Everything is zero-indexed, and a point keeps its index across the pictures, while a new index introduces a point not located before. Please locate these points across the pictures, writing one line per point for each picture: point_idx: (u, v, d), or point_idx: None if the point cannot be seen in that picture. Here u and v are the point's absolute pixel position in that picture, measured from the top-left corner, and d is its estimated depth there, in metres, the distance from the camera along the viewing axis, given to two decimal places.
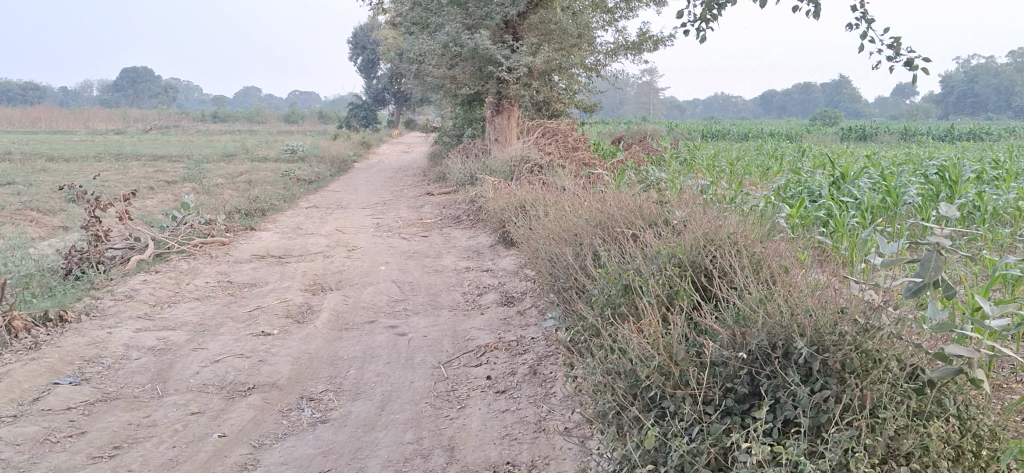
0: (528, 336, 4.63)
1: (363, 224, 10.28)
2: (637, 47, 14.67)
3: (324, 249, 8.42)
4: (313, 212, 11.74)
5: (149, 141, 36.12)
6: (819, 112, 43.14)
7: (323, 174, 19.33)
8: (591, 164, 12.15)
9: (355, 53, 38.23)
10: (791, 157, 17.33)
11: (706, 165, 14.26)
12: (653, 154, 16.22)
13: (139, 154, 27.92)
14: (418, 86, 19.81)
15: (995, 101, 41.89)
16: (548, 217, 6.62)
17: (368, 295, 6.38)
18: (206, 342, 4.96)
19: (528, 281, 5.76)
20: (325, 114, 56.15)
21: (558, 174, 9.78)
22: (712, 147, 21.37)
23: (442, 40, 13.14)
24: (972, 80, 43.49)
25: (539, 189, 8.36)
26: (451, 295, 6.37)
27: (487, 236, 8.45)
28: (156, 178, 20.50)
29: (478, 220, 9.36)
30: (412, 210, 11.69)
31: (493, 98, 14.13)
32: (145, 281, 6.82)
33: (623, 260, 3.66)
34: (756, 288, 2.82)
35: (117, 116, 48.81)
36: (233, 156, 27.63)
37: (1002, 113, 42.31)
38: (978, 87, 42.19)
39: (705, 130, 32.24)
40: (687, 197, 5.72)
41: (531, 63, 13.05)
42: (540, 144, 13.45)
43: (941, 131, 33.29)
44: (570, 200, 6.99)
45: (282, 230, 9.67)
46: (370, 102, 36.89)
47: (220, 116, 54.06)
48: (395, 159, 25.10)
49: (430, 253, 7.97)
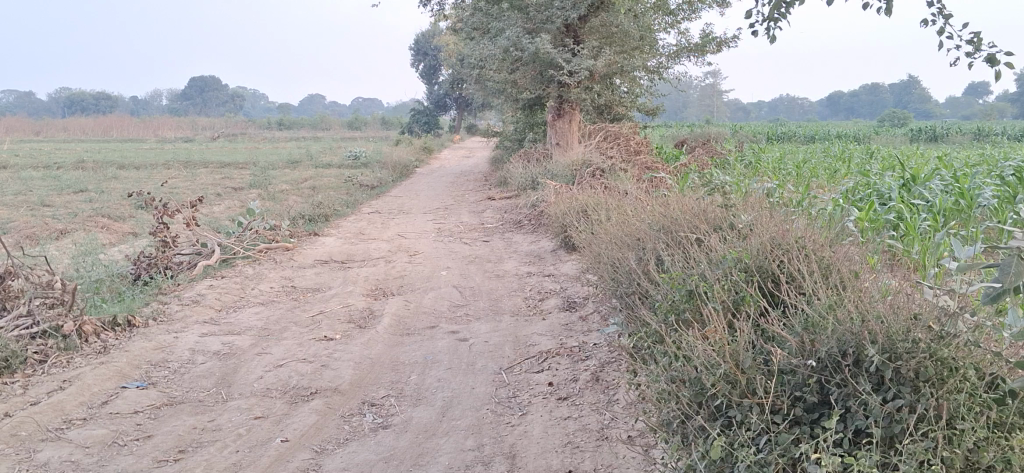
0: (590, 342, 4.58)
1: (425, 228, 10.34)
2: (700, 49, 14.49)
3: (386, 254, 8.46)
4: (376, 217, 11.83)
5: (216, 149, 36.85)
6: (887, 113, 42.30)
7: (386, 180, 19.49)
8: (654, 167, 12.06)
9: (418, 59, 38.59)
10: (859, 159, 17.02)
11: (771, 168, 14.05)
12: (717, 157, 16.05)
13: (207, 161, 28.52)
14: (479, 91, 19.86)
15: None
16: (610, 221, 6.57)
17: (429, 300, 6.39)
18: (270, 346, 5.00)
19: (590, 285, 5.71)
20: (388, 120, 56.74)
21: (621, 178, 9.72)
22: (776, 150, 21.05)
23: (503, 44, 13.14)
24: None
25: (601, 193, 8.31)
26: (512, 300, 6.35)
27: (549, 241, 8.41)
28: (222, 184, 20.85)
29: (539, 225, 9.33)
30: (474, 214, 11.70)
31: (555, 102, 14.12)
32: (211, 286, 6.92)
33: (687, 264, 3.59)
34: (825, 294, 2.73)
35: (186, 124, 49.90)
36: (298, 162, 28.04)
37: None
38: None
39: (770, 133, 31.80)
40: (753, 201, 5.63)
41: (593, 67, 12.99)
42: (602, 148, 13.40)
43: (1016, 131, 32.39)
44: (632, 204, 6.94)
45: (345, 236, 9.75)
46: (432, 108, 37.18)
47: (286, 123, 54.90)
48: (456, 164, 25.25)
49: (492, 258, 7.96)
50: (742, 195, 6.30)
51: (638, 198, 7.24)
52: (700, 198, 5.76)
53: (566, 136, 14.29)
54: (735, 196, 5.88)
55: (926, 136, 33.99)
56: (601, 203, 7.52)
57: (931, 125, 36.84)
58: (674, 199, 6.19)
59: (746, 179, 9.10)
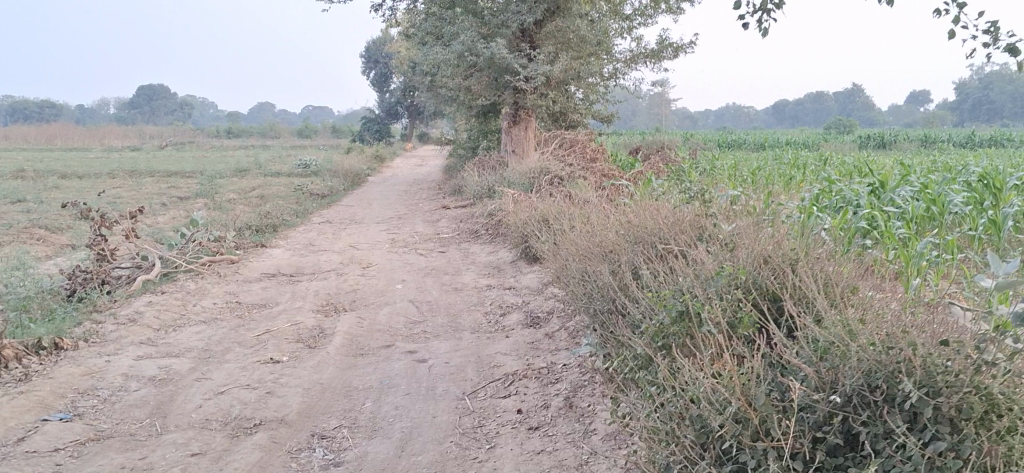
0: (559, 363, 4.25)
1: (378, 239, 9.93)
2: (657, 54, 14.25)
3: (337, 267, 8.05)
4: (326, 227, 11.39)
5: (161, 157, 35.96)
6: (835, 121, 42.82)
7: (337, 189, 19.02)
8: (612, 175, 11.80)
9: (369, 66, 38.10)
10: (814, 166, 16.98)
11: (727, 175, 13.89)
12: (673, 165, 15.88)
13: (152, 170, 27.73)
14: (432, 97, 19.46)
15: (1011, 108, 41.62)
16: (574, 231, 6.24)
17: (384, 317, 6.00)
18: (210, 370, 4.58)
19: (556, 299, 5.39)
20: (339, 128, 56.08)
21: (581, 186, 9.40)
22: (731, 157, 20.92)
23: (457, 49, 12.77)
24: (988, 88, 43.14)
25: (562, 201, 7.99)
26: (471, 316, 6.00)
27: (507, 251, 8.07)
28: (167, 194, 20.22)
29: (497, 235, 8.98)
30: (428, 224, 11.32)
31: (510, 109, 13.80)
32: (150, 302, 6.45)
33: (670, 279, 3.28)
34: (837, 318, 2.46)
35: (131, 133, 48.77)
36: (245, 171, 27.38)
37: (1017, 120, 42.05)
38: (994, 94, 41.88)
39: (721, 140, 31.84)
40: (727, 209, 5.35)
41: (550, 72, 12.69)
42: (559, 155, 13.12)
43: (961, 138, 32.84)
44: (598, 212, 6.62)
45: (294, 247, 9.30)
46: (384, 116, 36.72)
47: (236, 131, 53.91)
48: (408, 172, 24.84)
49: (449, 270, 7.59)
50: (710, 201, 6.02)
51: (603, 207, 6.92)
52: (669, 205, 5.46)
53: (522, 143, 13.98)
54: (707, 203, 5.60)
55: (874, 143, 34.25)
56: (564, 212, 7.19)
57: (879, 133, 37.20)
58: (640, 206, 5.90)
59: (708, 186, 8.85)
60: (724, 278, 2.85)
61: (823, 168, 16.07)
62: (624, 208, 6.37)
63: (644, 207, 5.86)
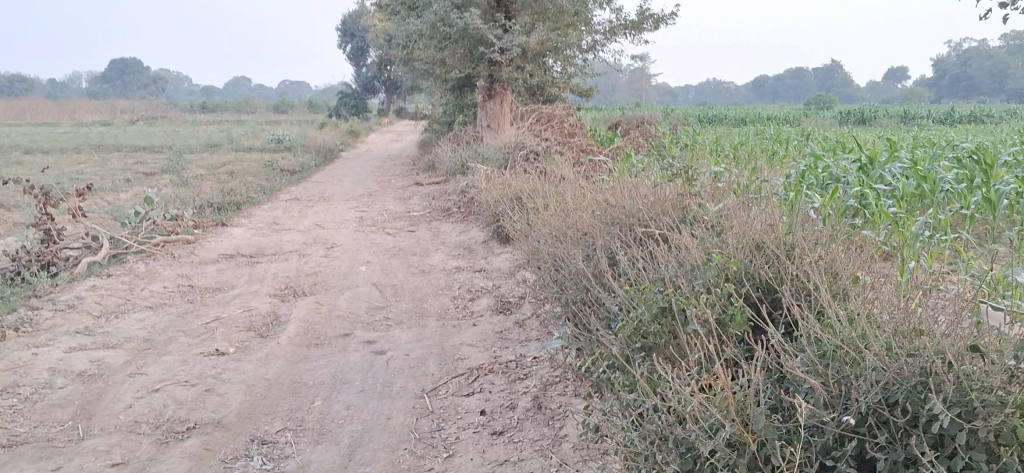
0: (528, 356, 3.88)
1: (346, 218, 9.52)
2: (637, 26, 13.78)
3: (299, 247, 7.64)
4: (293, 205, 10.96)
5: (133, 133, 35.26)
6: (814, 97, 42.60)
7: (309, 165, 18.55)
8: (589, 150, 11.44)
9: (345, 40, 37.44)
10: (795, 141, 16.67)
11: (708, 152, 13.55)
12: (652, 140, 15.53)
13: (121, 146, 27.10)
14: (407, 71, 18.99)
15: (989, 84, 41.54)
16: (549, 210, 5.87)
17: (344, 302, 5.61)
18: (147, 364, 4.18)
19: (527, 285, 5.02)
20: (315, 103, 55.33)
21: (556, 162, 9.03)
22: (711, 132, 20.58)
23: (430, 19, 12.31)
24: (966, 64, 43.03)
25: (536, 178, 7.60)
26: (438, 300, 5.62)
27: (479, 231, 7.69)
28: (134, 170, 19.69)
29: (469, 213, 8.59)
30: (399, 202, 10.92)
31: (485, 82, 13.38)
32: (95, 287, 6.03)
33: (652, 268, 2.92)
34: (846, 320, 2.11)
35: (103, 108, 47.89)
36: (217, 146, 26.81)
37: (995, 96, 42.01)
38: (973, 70, 41.79)
39: (701, 115, 31.54)
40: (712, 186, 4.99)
41: (526, 44, 12.27)
42: (535, 130, 12.73)
43: (940, 113, 32.69)
44: (573, 190, 6.26)
45: (257, 226, 8.88)
46: (360, 91, 36.15)
47: (210, 106, 53.04)
48: (383, 147, 24.38)
49: (417, 250, 7.19)
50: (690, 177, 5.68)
51: (577, 185, 6.57)
52: (648, 184, 5.10)
53: (497, 117, 13.57)
54: (688, 178, 5.25)
55: (854, 118, 34.04)
56: (538, 189, 6.83)
57: (858, 108, 36.99)
58: (616, 184, 5.53)
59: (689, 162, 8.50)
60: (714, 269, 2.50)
61: (804, 143, 15.77)
62: (600, 186, 6.00)
63: (621, 185, 5.50)
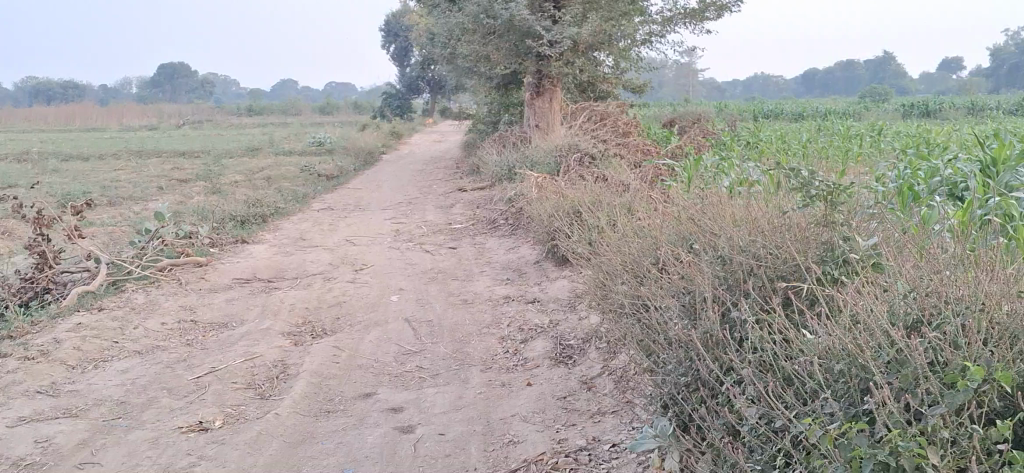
0: (604, 442, 2.88)
1: (381, 231, 8.55)
2: (698, 13, 12.51)
3: (324, 269, 6.67)
4: (326, 215, 10.04)
5: (176, 137, 34.79)
6: (871, 90, 41.07)
7: (347, 169, 17.66)
8: (647, 151, 10.38)
9: (388, 40, 36.66)
10: (868, 137, 15.44)
11: (777, 152, 12.41)
12: (712, 139, 14.43)
13: (160, 151, 26.50)
14: (452, 70, 18.01)
15: None
16: (618, 230, 4.86)
17: (369, 345, 4.61)
18: (107, 446, 3.23)
19: (596, 327, 4.02)
20: (360, 105, 54.77)
21: (616, 167, 7.98)
22: (771, 129, 19.40)
23: (472, 11, 11.31)
24: None
25: (597, 188, 6.57)
26: (483, 343, 4.61)
27: (530, 248, 6.67)
28: (169, 176, 18.96)
29: (518, 226, 7.57)
30: (440, 211, 9.94)
31: (532, 78, 12.36)
32: (80, 325, 5.11)
33: (824, 358, 1.97)
34: None
35: (150, 112, 47.62)
36: (258, 150, 26.09)
37: None
38: None
39: (755, 110, 30.19)
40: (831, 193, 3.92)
41: (577, 36, 11.22)
42: (587, 130, 11.70)
43: (1010, 105, 31.02)
44: (647, 206, 5.23)
45: (281, 243, 7.95)
46: (405, 91, 35.34)
47: (257, 109, 52.57)
48: (427, 149, 23.47)
49: (459, 274, 6.18)
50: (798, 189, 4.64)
51: (650, 199, 5.54)
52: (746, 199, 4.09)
53: (547, 117, 12.55)
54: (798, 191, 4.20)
55: (917, 111, 32.47)
56: (604, 201, 5.81)
57: (919, 100, 35.41)
58: (705, 200, 4.53)
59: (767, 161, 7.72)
60: (971, 396, 1.60)
61: (877, 140, 14.55)
62: (682, 200, 4.98)
63: (712, 202, 4.49)
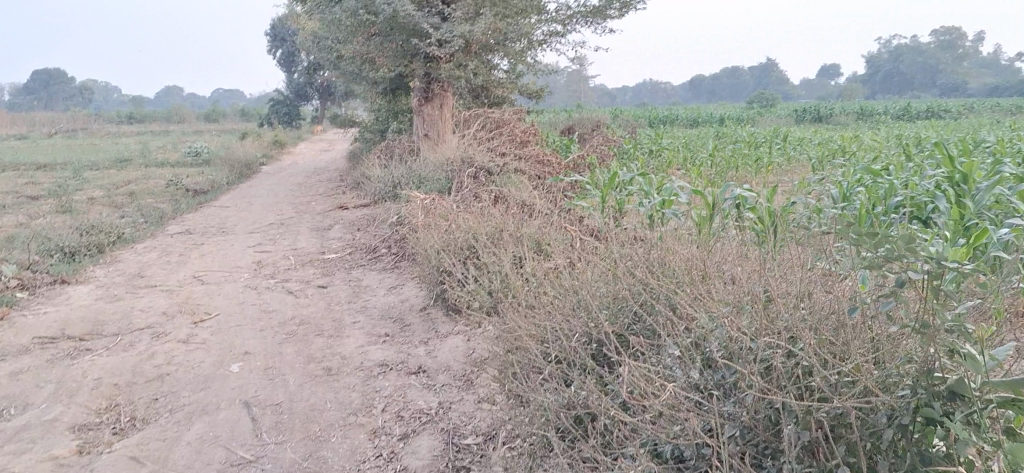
0: None
1: (239, 262, 7.18)
2: (598, 12, 11.32)
3: (157, 321, 5.29)
4: (179, 242, 8.56)
5: (44, 147, 32.23)
6: (757, 95, 41.15)
7: (220, 183, 16.01)
8: (547, 162, 9.26)
9: (274, 45, 34.81)
10: (774, 144, 14.75)
11: (689, 164, 11.53)
12: (613, 147, 13.48)
13: (19, 163, 24.17)
14: (339, 75, 16.59)
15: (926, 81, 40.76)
16: (532, 288, 3.77)
17: (185, 451, 3.31)
18: None
19: (508, 437, 2.90)
20: (246, 113, 52.51)
21: (517, 185, 6.85)
22: (673, 136, 18.59)
23: (350, 6, 9.98)
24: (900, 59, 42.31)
25: (500, 215, 5.39)
26: (343, 441, 3.35)
27: (414, 288, 5.45)
28: (20, 192, 17.00)
29: (402, 258, 6.33)
30: (314, 235, 8.61)
31: (420, 81, 11.09)
32: None
33: None
34: None
35: (17, 120, 44.39)
36: (128, 161, 24.04)
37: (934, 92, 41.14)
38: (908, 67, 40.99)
39: (651, 116, 29.53)
40: (819, 253, 2.92)
41: (470, 35, 10.00)
42: (481, 140, 10.55)
43: (898, 109, 31.20)
44: (565, 255, 4.11)
45: (113, 283, 6.49)
46: (293, 98, 33.58)
47: (137, 117, 49.73)
48: (312, 159, 21.91)
49: (325, 327, 4.88)
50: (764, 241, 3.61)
51: (564, 242, 4.43)
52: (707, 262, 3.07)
53: (437, 125, 11.27)
54: (769, 254, 3.17)
55: (810, 117, 32.37)
56: (508, 241, 4.65)
57: (810, 105, 35.53)
58: (644, 254, 3.51)
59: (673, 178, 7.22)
60: None
61: (786, 148, 13.86)
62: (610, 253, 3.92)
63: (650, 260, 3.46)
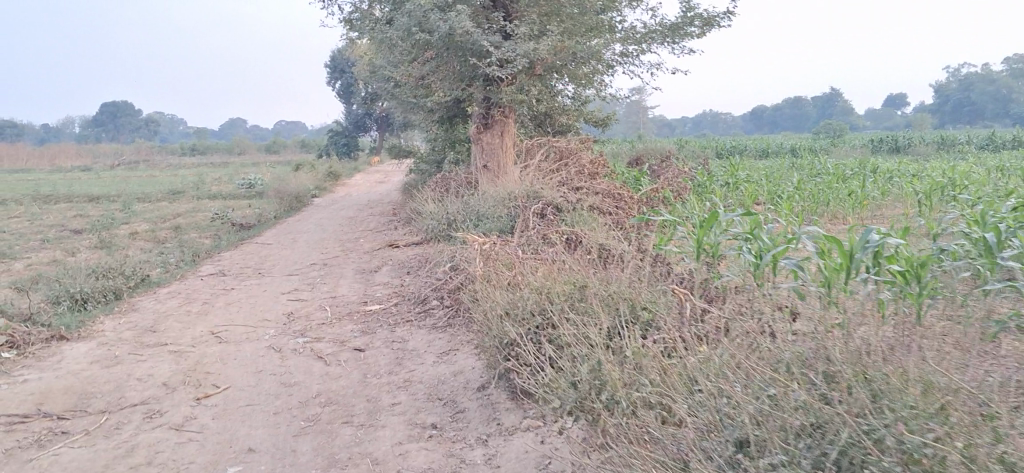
0: None
1: (269, 313, 6.18)
2: (677, 30, 10.20)
3: (154, 395, 4.28)
4: (209, 287, 7.61)
5: (104, 179, 31.98)
6: (824, 125, 39.63)
7: (268, 217, 15.16)
8: (622, 197, 8.17)
9: (333, 77, 34.32)
10: (865, 176, 13.49)
11: (778, 199, 10.35)
12: (688, 179, 12.36)
13: (74, 194, 23.73)
14: (395, 104, 15.71)
15: (1002, 109, 38.89)
16: (640, 383, 2.68)
17: None
18: None
19: None
20: (307, 144, 52.31)
21: (594, 228, 5.76)
22: (749, 166, 17.38)
23: (402, 24, 9.01)
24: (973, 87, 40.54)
25: (578, 265, 4.33)
26: None
27: (468, 358, 4.37)
28: (66, 225, 16.33)
29: (456, 314, 5.27)
30: (360, 279, 7.61)
31: (479, 107, 10.09)
32: None
33: None
34: None
35: (83, 151, 44.56)
36: (182, 193, 23.45)
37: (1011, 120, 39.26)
38: (981, 95, 39.21)
39: (717, 146, 28.31)
40: None
41: (535, 54, 8.98)
42: (545, 172, 9.51)
43: (981, 138, 29.53)
44: (673, 337, 3.04)
45: (120, 339, 5.52)
46: (351, 129, 33.00)
47: (200, 149, 49.68)
48: (367, 191, 21.07)
49: (356, 411, 3.81)
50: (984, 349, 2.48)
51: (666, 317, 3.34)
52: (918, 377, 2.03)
53: (498, 155, 10.24)
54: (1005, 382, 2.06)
55: (884, 147, 30.80)
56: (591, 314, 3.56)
57: (884, 134, 33.95)
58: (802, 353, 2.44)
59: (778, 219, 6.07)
60: None
61: (878, 180, 12.61)
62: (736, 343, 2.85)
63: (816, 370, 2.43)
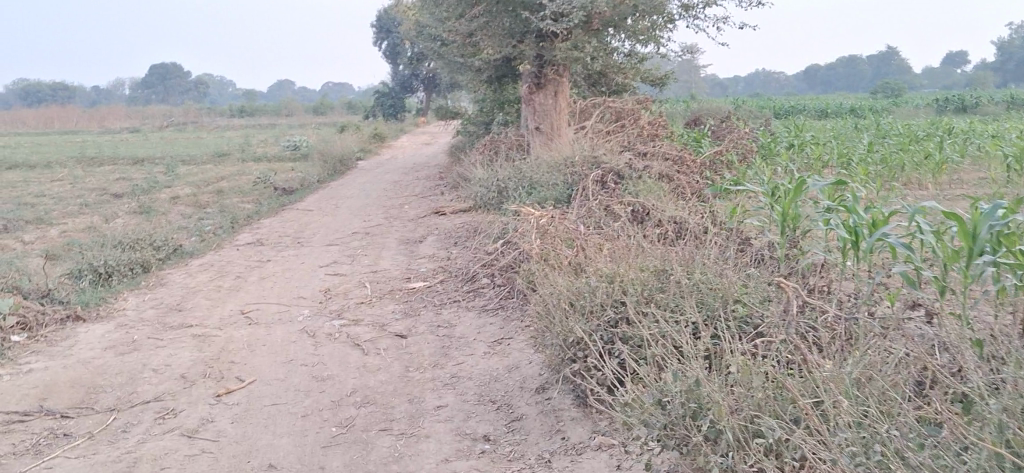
0: None
1: (305, 290, 5.68)
2: None
3: (170, 390, 3.80)
4: (244, 259, 7.14)
5: (151, 141, 31.82)
6: (883, 84, 38.24)
7: (311, 181, 14.70)
8: (686, 162, 7.52)
9: (379, 37, 33.75)
10: (939, 137, 12.64)
11: (851, 163, 9.61)
12: (751, 140, 11.64)
13: (120, 156, 23.51)
14: (443, 63, 15.09)
15: None
16: (755, 410, 2.12)
17: None
18: None
19: None
20: (353, 106, 51.87)
21: (663, 199, 5.15)
22: (812, 127, 16.54)
23: None
24: None
25: (652, 245, 3.74)
26: None
27: (523, 351, 3.82)
28: (109, 189, 16.02)
29: (508, 295, 4.71)
30: (403, 249, 7.09)
31: (531, 65, 9.46)
32: None
33: None
34: None
35: (132, 112, 44.55)
36: (228, 155, 23.12)
37: None
38: None
39: (773, 106, 27.31)
40: None
41: (592, 7, 8.30)
42: (601, 134, 8.87)
43: None
44: (783, 345, 2.48)
45: (143, 319, 5.05)
46: (397, 89, 32.46)
47: (248, 110, 49.49)
48: (414, 154, 20.57)
49: (395, 416, 3.29)
50: None
51: (768, 317, 2.76)
52: None
53: (551, 116, 9.62)
54: None
55: (950, 106, 29.48)
56: (673, 308, 2.98)
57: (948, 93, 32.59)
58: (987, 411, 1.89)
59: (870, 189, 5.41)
60: None
61: (955, 142, 11.79)
62: (872, 367, 2.28)
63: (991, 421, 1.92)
